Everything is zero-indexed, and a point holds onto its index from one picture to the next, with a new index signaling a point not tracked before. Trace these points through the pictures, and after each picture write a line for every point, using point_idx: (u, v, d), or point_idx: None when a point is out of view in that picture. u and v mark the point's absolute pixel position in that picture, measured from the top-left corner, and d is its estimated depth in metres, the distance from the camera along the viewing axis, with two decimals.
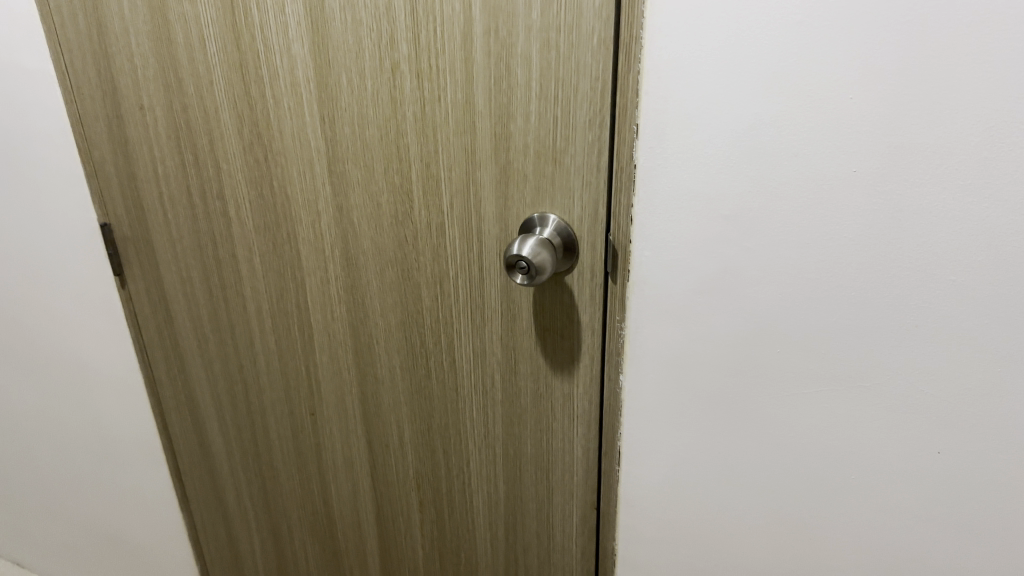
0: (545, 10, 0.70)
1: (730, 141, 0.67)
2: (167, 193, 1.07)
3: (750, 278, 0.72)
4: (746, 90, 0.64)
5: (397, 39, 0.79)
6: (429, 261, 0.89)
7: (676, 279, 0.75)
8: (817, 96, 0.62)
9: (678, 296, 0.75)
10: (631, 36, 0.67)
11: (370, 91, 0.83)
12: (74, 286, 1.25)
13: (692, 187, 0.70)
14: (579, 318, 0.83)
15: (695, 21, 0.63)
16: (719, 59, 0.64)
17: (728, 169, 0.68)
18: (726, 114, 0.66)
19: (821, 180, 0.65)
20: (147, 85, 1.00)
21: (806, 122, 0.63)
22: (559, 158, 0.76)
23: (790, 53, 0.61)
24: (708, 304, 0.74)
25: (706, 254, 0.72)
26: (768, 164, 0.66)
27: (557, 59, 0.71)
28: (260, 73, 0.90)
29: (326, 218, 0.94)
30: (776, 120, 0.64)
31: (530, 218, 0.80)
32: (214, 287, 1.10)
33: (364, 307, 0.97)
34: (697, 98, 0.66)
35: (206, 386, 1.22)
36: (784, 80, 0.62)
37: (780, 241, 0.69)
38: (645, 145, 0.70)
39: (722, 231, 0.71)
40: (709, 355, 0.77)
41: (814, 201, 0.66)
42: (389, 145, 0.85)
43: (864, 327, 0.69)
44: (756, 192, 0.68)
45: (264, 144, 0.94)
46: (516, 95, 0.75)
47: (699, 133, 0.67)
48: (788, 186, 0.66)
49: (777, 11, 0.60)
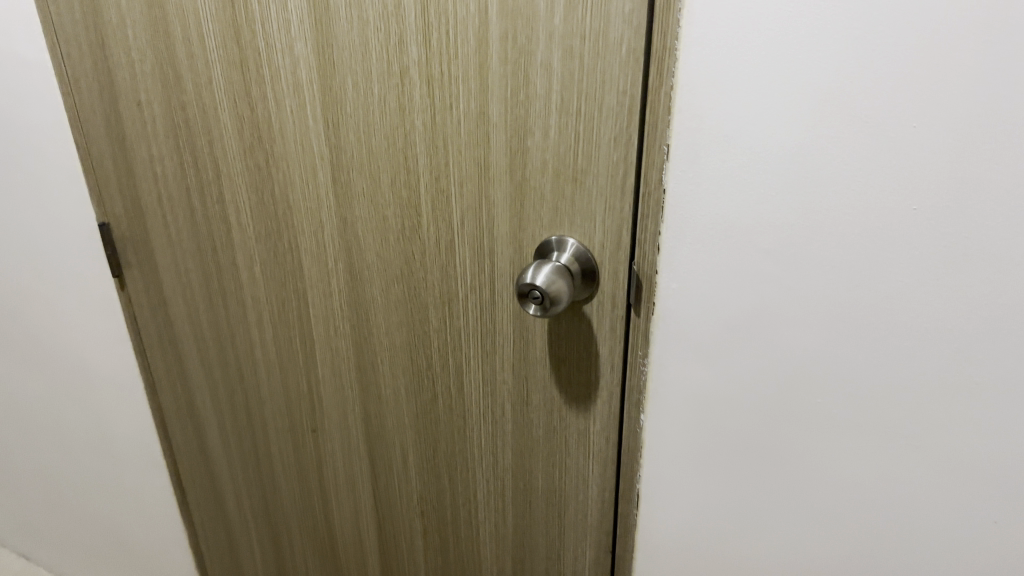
0: (569, 15, 0.62)
1: (771, 168, 0.59)
2: (165, 194, 1.01)
3: (789, 318, 0.64)
4: (792, 113, 0.57)
5: (406, 42, 0.72)
6: (437, 280, 0.82)
7: (704, 315, 0.68)
8: (870, 122, 0.55)
9: (708, 333, 0.68)
10: (664, 47, 0.59)
11: (378, 97, 0.76)
12: (74, 284, 1.20)
13: (728, 217, 0.63)
14: (597, 351, 0.76)
15: (737, 32, 0.56)
16: (762, 77, 0.56)
17: (770, 199, 0.60)
18: (768, 139, 0.58)
19: (872, 215, 0.57)
20: (145, 80, 0.94)
21: (858, 151, 0.56)
22: (579, 178, 0.68)
23: (844, 72, 0.54)
24: (741, 344, 0.67)
25: (741, 291, 0.65)
26: (812, 195, 0.59)
27: (580, 70, 0.64)
28: (261, 73, 0.83)
29: (329, 229, 0.88)
30: (824, 147, 0.57)
31: (547, 241, 0.73)
32: (213, 294, 1.04)
33: (367, 324, 0.91)
34: (736, 119, 0.59)
35: (205, 395, 1.17)
36: (836, 102, 0.55)
37: (823, 278, 0.62)
38: (676, 168, 0.63)
39: (759, 264, 0.63)
40: (739, 400, 0.70)
41: (864, 238, 0.59)
42: (397, 154, 0.78)
43: (916, 379, 0.62)
44: (800, 226, 0.60)
45: (265, 148, 0.88)
46: (535, 107, 0.68)
47: (737, 159, 0.60)
48: (834, 220, 0.59)
49: (832, 24, 0.53)
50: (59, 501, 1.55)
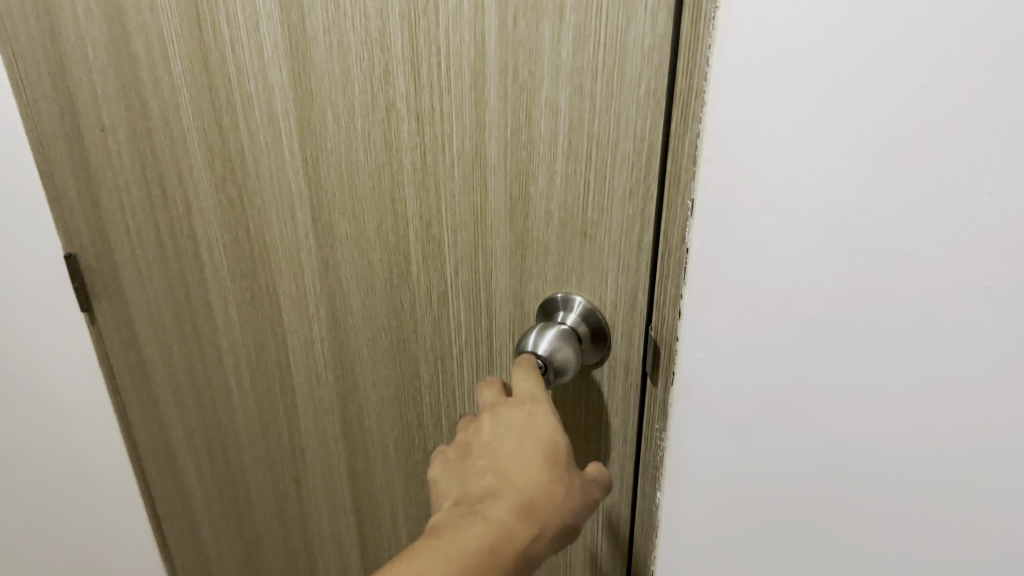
0: (579, 48, 0.54)
1: (816, 230, 0.51)
2: (133, 227, 0.92)
3: (832, 400, 0.56)
4: (842, 169, 0.48)
5: (392, 72, 0.63)
6: (429, 334, 0.74)
7: (732, 389, 0.59)
8: (935, 180, 0.46)
9: (736, 411, 0.59)
10: (691, 87, 0.51)
11: (361, 132, 0.68)
12: (39, 317, 1.11)
13: (763, 282, 0.54)
14: (609, 419, 0.67)
15: (778, 73, 0.47)
16: (809, 126, 0.48)
17: (813, 265, 0.52)
18: (814, 197, 0.50)
19: (936, 288, 0.49)
20: (108, 104, 0.85)
21: (921, 213, 0.47)
22: (589, 231, 0.60)
23: (908, 122, 0.45)
24: (774, 425, 0.58)
25: (775, 366, 0.57)
26: (865, 261, 0.50)
27: (592, 111, 0.55)
28: (232, 101, 0.75)
29: (310, 273, 0.79)
30: (880, 208, 0.48)
31: (551, 298, 0.64)
32: (188, 334, 0.96)
33: (353, 375, 0.83)
34: (775, 172, 0.50)
35: (182, 438, 1.08)
36: (897, 156, 0.46)
37: (872, 357, 0.53)
38: (702, 225, 0.54)
39: (797, 337, 0.55)
40: (771, 485, 0.61)
41: (924, 313, 0.50)
42: (383, 196, 0.70)
43: (980, 473, 0.53)
44: (848, 297, 0.52)
45: (239, 183, 0.79)
46: (538, 150, 0.59)
47: (775, 218, 0.52)
48: (890, 290, 0.50)
49: (896, 66, 0.44)
50: None
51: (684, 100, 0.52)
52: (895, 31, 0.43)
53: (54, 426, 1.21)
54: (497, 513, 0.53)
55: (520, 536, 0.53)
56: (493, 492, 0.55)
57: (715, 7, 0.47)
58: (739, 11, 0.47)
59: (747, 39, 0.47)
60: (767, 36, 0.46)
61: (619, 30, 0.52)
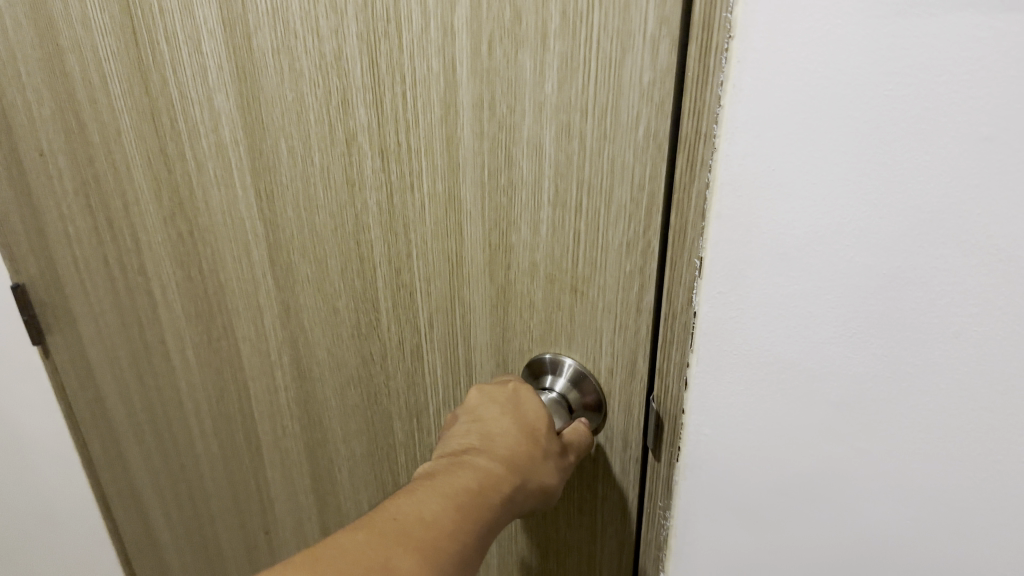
0: (568, 81, 0.45)
1: (849, 303, 0.42)
2: (81, 259, 0.84)
3: (862, 493, 0.46)
4: (884, 232, 0.39)
5: (352, 101, 0.54)
6: (402, 389, 0.66)
7: (746, 472, 0.50)
8: (999, 248, 0.37)
9: (751, 496, 0.51)
10: (699, 130, 0.42)
11: (320, 166, 0.59)
12: None
13: (783, 356, 0.45)
14: (604, 492, 0.59)
15: (804, 119, 0.38)
16: (844, 179, 0.39)
17: (845, 340, 0.43)
18: (849, 263, 0.41)
19: (997, 379, 0.40)
20: (45, 127, 0.76)
21: (979, 289, 0.38)
22: (580, 288, 0.52)
23: (963, 181, 0.36)
24: (795, 514, 0.50)
25: (797, 451, 0.47)
26: (906, 338, 0.41)
27: (583, 154, 0.47)
28: (177, 128, 0.66)
29: (270, 316, 0.71)
30: (927, 278, 0.39)
31: (538, 358, 0.56)
32: (145, 373, 0.88)
33: (321, 427, 0.75)
34: (801, 232, 0.41)
35: (145, 478, 1.00)
36: (951, 222, 0.37)
37: (914, 453, 0.44)
38: (711, 287, 0.45)
39: (823, 423, 0.46)
40: None
41: (979, 406, 0.41)
42: (346, 238, 0.61)
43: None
44: (885, 379, 0.43)
45: (189, 218, 0.71)
46: (520, 195, 0.51)
47: (801, 284, 0.42)
48: (937, 377, 0.41)
49: (953, 114, 0.35)
50: None
51: (689, 145, 0.43)
52: (954, 73, 0.35)
53: None
54: (482, 459, 0.48)
55: (507, 485, 0.47)
56: (476, 448, 0.49)
57: (730, 36, 0.39)
58: (757, 42, 0.38)
59: (766, 75, 0.38)
60: (790, 75, 0.38)
61: (615, 62, 0.43)
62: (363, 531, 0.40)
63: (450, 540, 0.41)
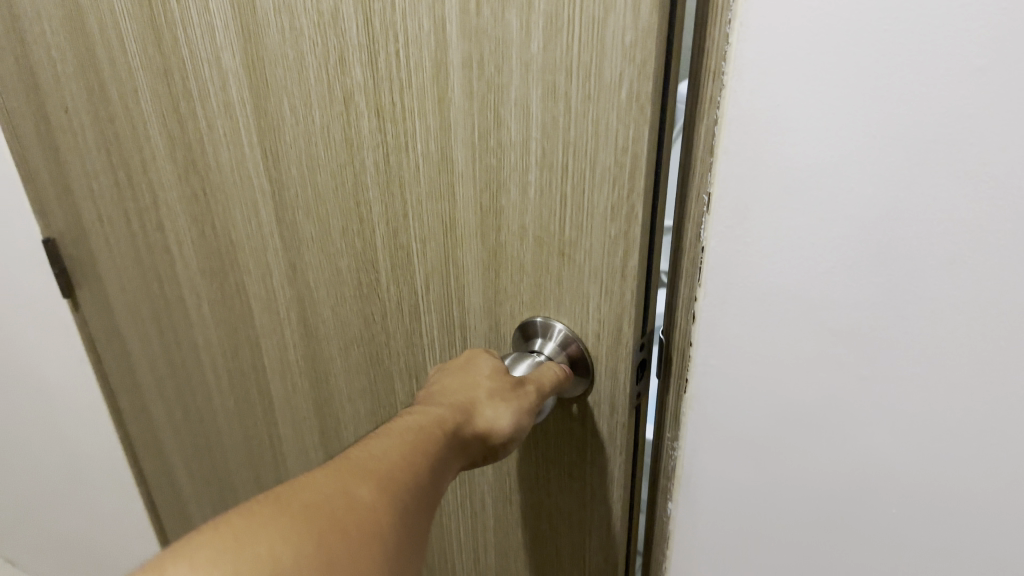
0: (553, 41, 0.45)
1: (849, 236, 0.42)
2: (104, 214, 0.86)
3: (861, 425, 0.47)
4: (883, 165, 0.39)
5: (349, 60, 0.55)
6: (401, 349, 0.67)
7: (750, 400, 0.51)
8: (995, 182, 0.37)
9: (755, 423, 0.52)
10: (706, 66, 0.42)
11: (320, 126, 0.60)
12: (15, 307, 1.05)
13: (785, 290, 0.46)
14: (593, 458, 0.59)
15: (804, 55, 0.38)
16: (843, 112, 0.39)
17: (843, 275, 0.43)
18: (848, 196, 0.41)
19: (995, 313, 0.40)
20: (68, 84, 0.78)
21: (978, 223, 0.38)
22: (568, 251, 0.51)
23: (963, 111, 0.36)
24: (796, 443, 0.51)
25: (799, 382, 0.48)
26: (903, 273, 0.41)
27: (568, 115, 0.47)
28: (188, 86, 0.67)
29: (277, 274, 0.72)
30: (925, 213, 0.39)
31: (529, 322, 0.57)
32: (165, 327, 0.90)
33: (328, 384, 0.76)
34: (803, 166, 0.41)
35: (168, 430, 1.04)
36: (949, 155, 0.37)
37: (911, 386, 0.44)
38: (717, 222, 0.46)
39: (824, 353, 0.46)
40: (792, 505, 0.54)
41: (976, 340, 0.41)
42: (347, 198, 0.62)
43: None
44: (884, 314, 0.43)
45: (201, 176, 0.72)
46: (510, 156, 0.50)
47: (802, 220, 0.43)
48: (934, 311, 0.41)
49: (952, 45, 0.35)
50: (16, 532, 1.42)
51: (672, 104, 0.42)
52: (950, 5, 0.34)
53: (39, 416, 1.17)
54: (431, 408, 0.50)
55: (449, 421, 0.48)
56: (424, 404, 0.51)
57: None
58: None
59: (770, 13, 0.38)
60: (791, 9, 0.38)
61: (597, 21, 0.43)
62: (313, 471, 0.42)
63: (404, 470, 0.43)
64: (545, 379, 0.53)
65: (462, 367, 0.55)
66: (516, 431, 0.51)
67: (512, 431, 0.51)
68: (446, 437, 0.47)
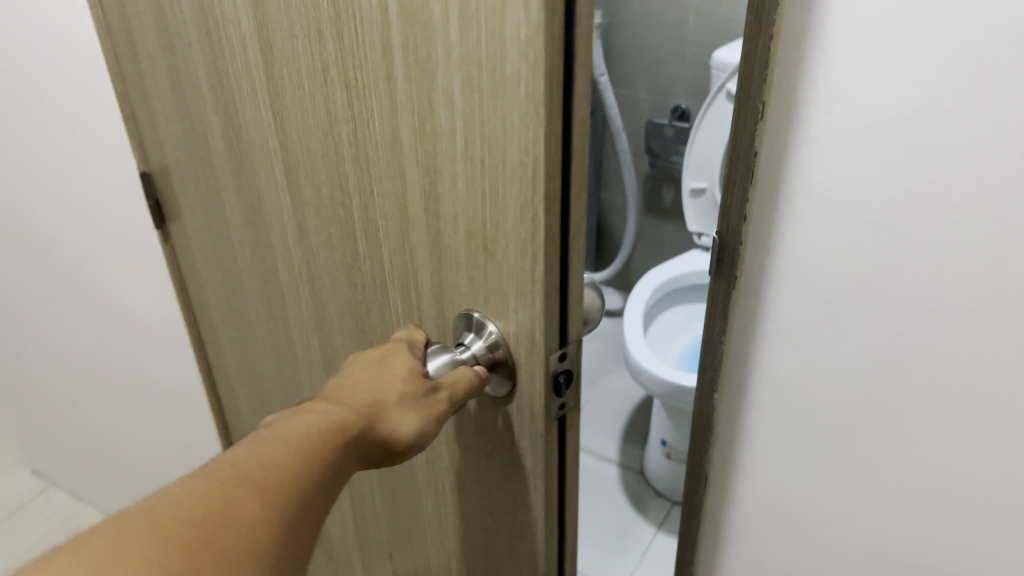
0: (465, 31, 0.43)
1: (891, 129, 0.52)
2: (178, 157, 0.93)
3: (889, 300, 0.58)
4: (920, 66, 0.50)
5: (323, 33, 0.56)
6: (379, 321, 0.68)
7: (800, 288, 0.61)
8: (1003, 81, 0.48)
9: (803, 310, 0.62)
10: None
11: (310, 94, 0.61)
12: (114, 236, 1.15)
13: (833, 185, 0.56)
14: (521, 464, 0.58)
15: None
16: (888, 22, 0.49)
17: (885, 164, 0.54)
18: (891, 94, 0.51)
19: (1004, 195, 0.51)
20: (149, 35, 0.85)
21: (995, 114, 0.49)
22: (490, 248, 0.50)
23: (981, 19, 0.47)
24: (839, 324, 0.61)
25: (841, 267, 0.59)
26: (932, 163, 0.52)
27: (481, 109, 0.45)
28: (221, 46, 0.70)
29: (290, 232, 0.75)
30: (952, 105, 0.50)
31: (463, 316, 0.55)
32: (222, 269, 0.97)
33: (332, 344, 0.79)
34: (855, 69, 0.52)
35: (229, 366, 1.11)
36: (970, 56, 0.48)
37: (938, 263, 0.55)
38: (779, 126, 0.56)
39: (864, 239, 0.57)
40: (831, 385, 0.64)
41: (989, 217, 0.52)
42: (332, 167, 0.63)
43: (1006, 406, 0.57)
44: (917, 197, 0.54)
45: (236, 131, 0.76)
46: (441, 144, 0.50)
47: (852, 117, 0.53)
48: (957, 193, 0.52)
49: None
50: (102, 452, 1.56)
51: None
52: None
53: (133, 339, 1.28)
54: (331, 407, 0.47)
55: (349, 423, 0.47)
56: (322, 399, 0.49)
57: None
58: None
59: None
60: None
61: (498, 13, 0.41)
62: (187, 476, 0.39)
63: (294, 479, 0.41)
64: (458, 388, 0.52)
65: (373, 362, 0.52)
66: (420, 438, 0.50)
67: (416, 438, 0.50)
68: (346, 442, 0.46)
